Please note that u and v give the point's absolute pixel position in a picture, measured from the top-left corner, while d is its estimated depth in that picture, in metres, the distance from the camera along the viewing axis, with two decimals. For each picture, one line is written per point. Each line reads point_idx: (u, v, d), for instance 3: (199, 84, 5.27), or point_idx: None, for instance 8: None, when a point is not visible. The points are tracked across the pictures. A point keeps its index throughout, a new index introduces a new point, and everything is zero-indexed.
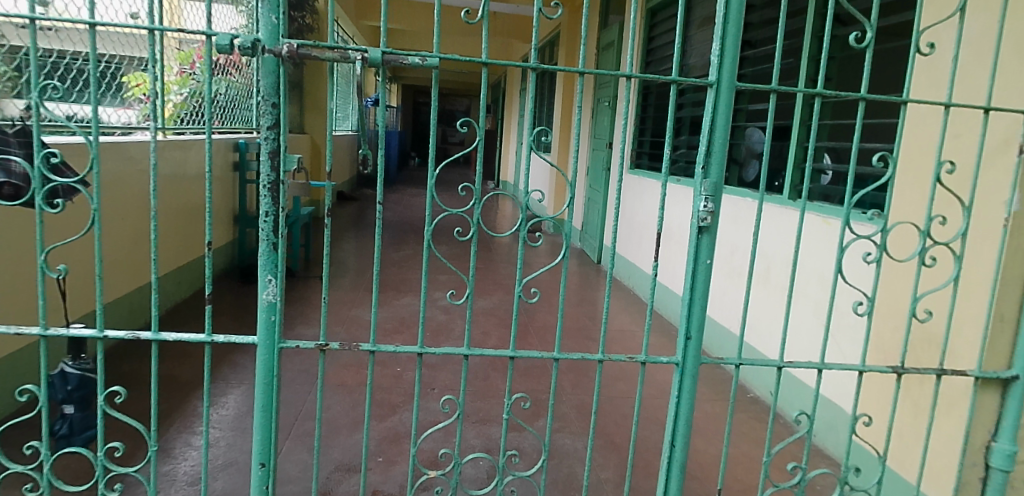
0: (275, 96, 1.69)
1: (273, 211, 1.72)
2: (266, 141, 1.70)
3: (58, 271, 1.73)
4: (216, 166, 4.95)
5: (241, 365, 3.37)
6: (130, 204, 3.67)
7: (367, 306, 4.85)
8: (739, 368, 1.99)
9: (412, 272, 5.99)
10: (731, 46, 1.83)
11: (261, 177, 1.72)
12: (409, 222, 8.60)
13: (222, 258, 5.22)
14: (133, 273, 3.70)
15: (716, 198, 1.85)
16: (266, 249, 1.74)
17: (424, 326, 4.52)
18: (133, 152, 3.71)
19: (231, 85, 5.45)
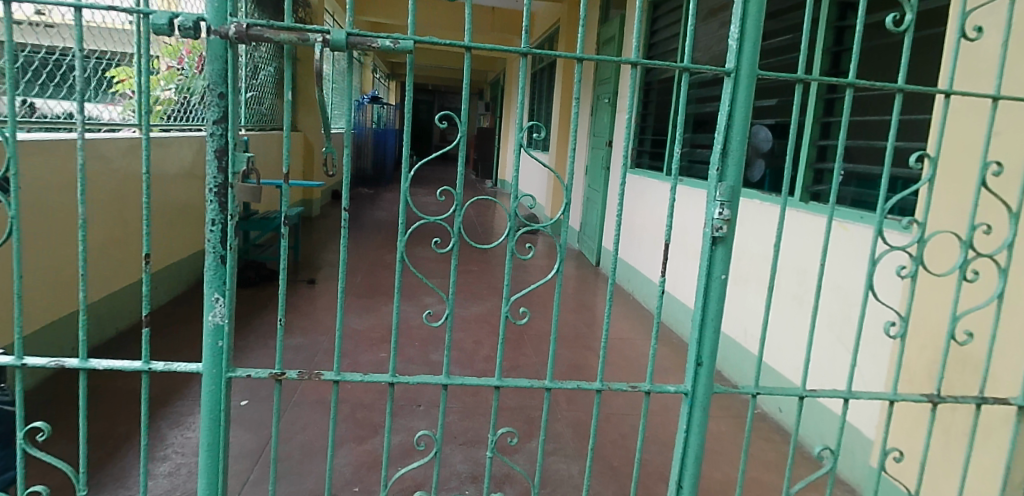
0: (220, 84, 1.44)
1: (220, 219, 1.47)
2: (211, 137, 1.45)
3: None
4: (198, 165, 4.70)
5: None
6: (108, 205, 3.44)
7: (354, 313, 4.60)
8: (756, 398, 1.75)
9: (402, 276, 5.75)
10: (753, 28, 1.58)
11: (206, 179, 1.47)
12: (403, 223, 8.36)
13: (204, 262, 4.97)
14: (109, 278, 3.45)
15: (733, 204, 1.61)
16: (212, 264, 1.48)
17: (411, 334, 4.27)
18: (107, 150, 3.41)
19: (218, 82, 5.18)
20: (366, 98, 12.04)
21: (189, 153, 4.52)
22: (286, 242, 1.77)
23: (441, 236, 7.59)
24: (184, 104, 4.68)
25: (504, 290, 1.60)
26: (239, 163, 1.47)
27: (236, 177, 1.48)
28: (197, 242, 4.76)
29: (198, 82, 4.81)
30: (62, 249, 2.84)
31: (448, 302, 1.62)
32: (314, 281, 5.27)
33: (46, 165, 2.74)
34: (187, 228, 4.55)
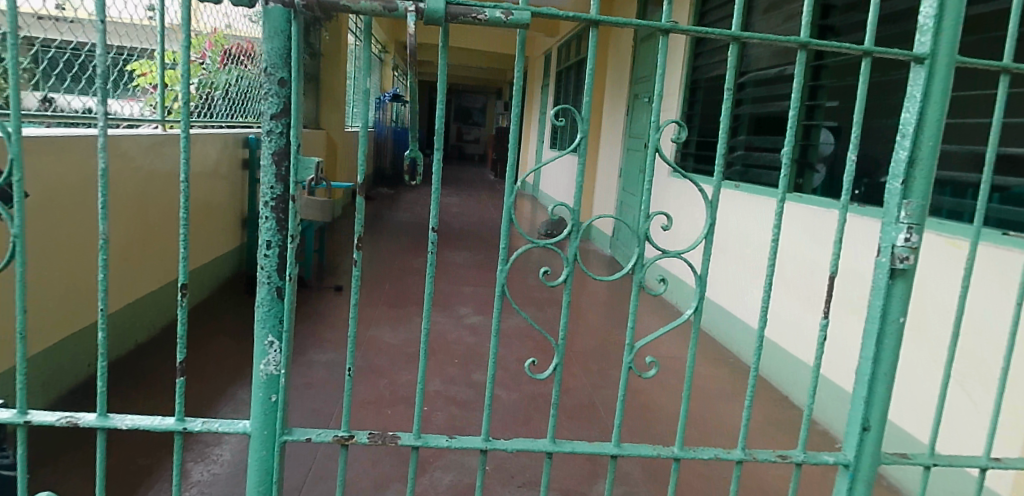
0: (280, 68, 1.13)
1: (278, 241, 1.17)
2: (267, 138, 1.15)
3: None
4: (224, 164, 4.40)
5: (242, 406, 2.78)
6: (132, 208, 3.16)
7: (386, 326, 4.22)
8: (929, 469, 1.42)
9: (432, 282, 5.41)
10: (954, 2, 1.24)
11: (261, 190, 1.16)
12: (427, 225, 8.04)
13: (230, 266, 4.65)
14: (129, 285, 3.14)
15: (922, 228, 1.27)
16: (266, 297, 1.17)
17: (450, 350, 3.88)
18: (128, 148, 3.12)
19: (244, 76, 4.80)
20: (387, 96, 11.71)
21: (213, 152, 4.19)
22: (357, 269, 1.42)
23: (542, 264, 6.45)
24: (208, 100, 4.31)
25: (630, 329, 1.27)
26: (305, 172, 1.17)
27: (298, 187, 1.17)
28: (223, 246, 4.44)
29: (222, 76, 4.42)
30: (66, 259, 2.48)
31: (558, 347, 1.28)
32: (342, 287, 4.91)
33: (48, 167, 2.37)
34: (210, 231, 4.20)
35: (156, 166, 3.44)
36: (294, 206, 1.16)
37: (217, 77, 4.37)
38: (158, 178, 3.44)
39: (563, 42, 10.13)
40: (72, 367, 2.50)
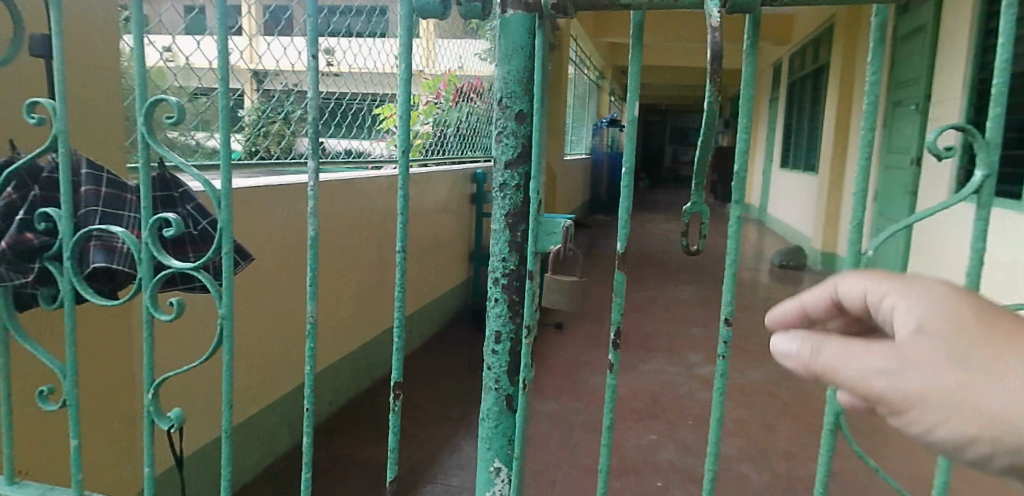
0: (518, 98, 0.89)
1: (510, 332, 0.91)
2: (500, 194, 0.90)
3: (170, 420, 1.02)
4: (453, 200, 4.43)
5: (466, 462, 2.57)
6: (374, 247, 3.20)
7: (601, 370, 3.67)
8: None
9: (657, 320, 4.89)
10: None
11: (490, 264, 0.92)
12: (649, 256, 7.54)
13: (456, 300, 4.64)
14: (370, 324, 3.19)
15: None
16: (493, 408, 0.93)
17: (681, 408, 3.20)
18: (371, 191, 3.15)
19: (474, 112, 4.83)
20: (604, 122, 11.50)
21: (443, 189, 4.20)
22: (614, 373, 0.94)
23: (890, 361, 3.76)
24: (440, 138, 4.36)
25: None
26: (550, 242, 0.87)
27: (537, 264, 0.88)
28: (450, 280, 4.43)
29: (455, 114, 4.47)
30: (286, 312, 2.43)
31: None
32: (563, 326, 4.45)
33: (278, 219, 2.33)
34: (438, 266, 4.17)
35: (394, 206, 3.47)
36: (530, 284, 0.87)
37: (449, 115, 4.43)
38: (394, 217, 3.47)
39: (796, 50, 9.02)
40: (282, 426, 2.42)
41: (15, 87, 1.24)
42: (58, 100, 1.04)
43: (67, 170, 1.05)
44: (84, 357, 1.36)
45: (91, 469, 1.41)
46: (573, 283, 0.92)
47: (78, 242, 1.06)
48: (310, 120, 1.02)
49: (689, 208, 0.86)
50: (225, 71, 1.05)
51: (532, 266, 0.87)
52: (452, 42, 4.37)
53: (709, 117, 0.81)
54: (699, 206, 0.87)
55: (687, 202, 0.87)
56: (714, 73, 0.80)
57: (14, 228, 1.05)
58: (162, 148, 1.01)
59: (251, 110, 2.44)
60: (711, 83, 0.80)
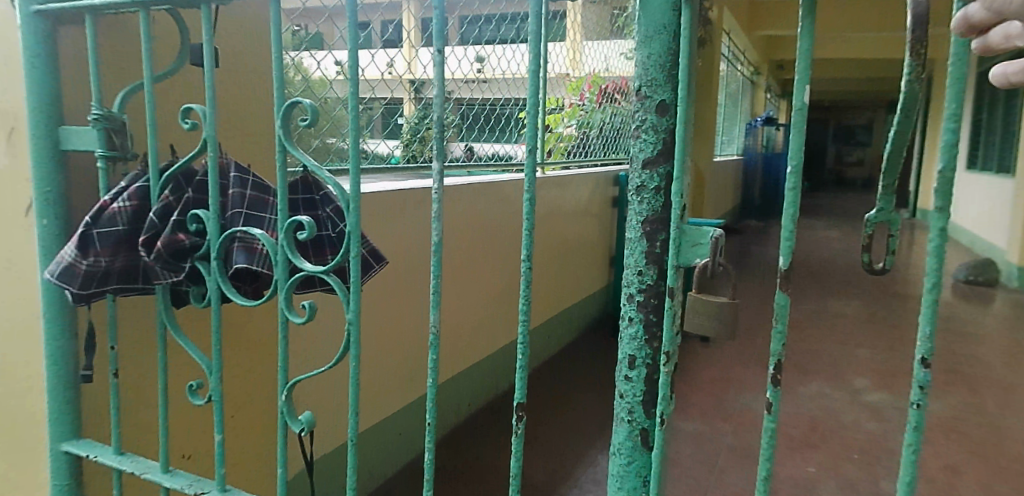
0: (660, 88, 0.78)
1: (645, 356, 0.81)
2: (636, 199, 0.80)
3: (301, 423, 1.02)
4: (594, 203, 4.32)
5: (602, 478, 2.45)
6: (511, 250, 3.18)
7: (750, 389, 3.37)
8: None
9: (816, 336, 4.45)
10: None
11: (624, 277, 0.82)
12: (808, 265, 6.93)
13: (595, 306, 4.52)
14: (505, 327, 3.17)
15: None
16: (625, 443, 0.83)
17: (844, 439, 2.85)
18: (510, 194, 3.13)
19: (618, 114, 4.69)
20: (759, 120, 10.77)
21: (584, 193, 4.11)
22: (772, 414, 0.80)
23: None
24: (583, 140, 4.26)
25: None
26: (695, 254, 0.75)
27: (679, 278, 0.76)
28: (588, 286, 4.33)
29: (598, 115, 4.36)
30: (418, 314, 2.45)
31: None
32: (708, 338, 4.17)
33: (415, 223, 2.36)
34: (576, 272, 4.08)
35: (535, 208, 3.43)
36: (671, 302, 0.77)
37: (593, 117, 4.32)
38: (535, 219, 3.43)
39: None
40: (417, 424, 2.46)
41: (178, 95, 1.33)
42: (208, 105, 1.08)
43: (214, 173, 1.10)
44: (230, 351, 1.44)
45: (235, 460, 1.48)
46: (724, 303, 0.78)
47: (223, 243, 1.10)
48: (437, 119, 0.97)
49: (873, 217, 0.70)
50: (356, 73, 1.03)
51: (675, 282, 0.76)
52: (598, 42, 4.28)
53: (908, 101, 0.66)
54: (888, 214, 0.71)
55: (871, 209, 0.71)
56: (916, 46, 0.65)
57: (168, 229, 1.11)
58: (298, 151, 1.02)
59: (409, 117, 2.52)
60: (911, 57, 0.66)
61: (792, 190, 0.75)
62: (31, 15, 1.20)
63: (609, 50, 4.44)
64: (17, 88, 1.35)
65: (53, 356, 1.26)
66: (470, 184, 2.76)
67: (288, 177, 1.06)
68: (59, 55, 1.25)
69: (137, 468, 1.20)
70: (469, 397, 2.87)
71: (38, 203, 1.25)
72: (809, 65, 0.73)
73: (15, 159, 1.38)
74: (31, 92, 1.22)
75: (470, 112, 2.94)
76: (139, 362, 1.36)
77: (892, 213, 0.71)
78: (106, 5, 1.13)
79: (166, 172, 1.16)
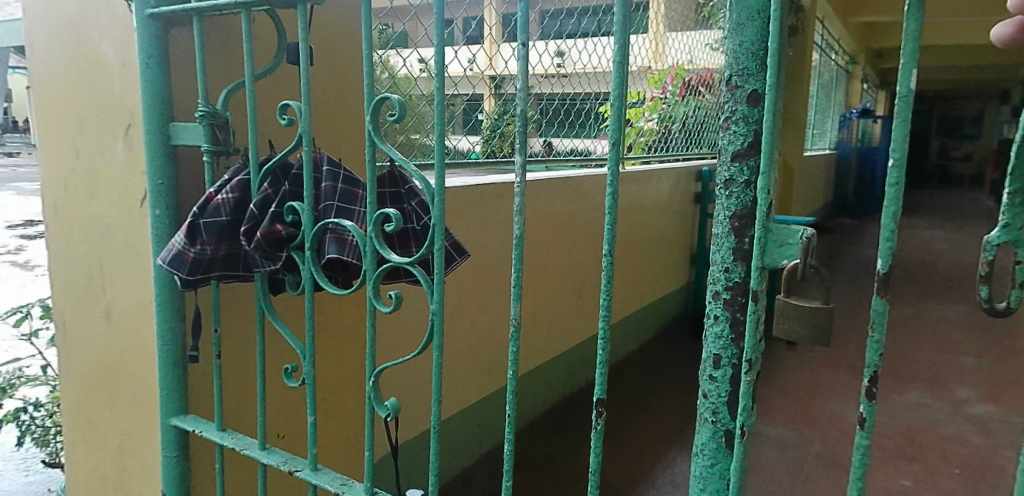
0: (753, 78, 0.75)
1: (731, 355, 0.79)
2: (723, 194, 0.78)
3: (387, 408, 1.06)
4: (676, 199, 4.22)
5: (681, 480, 2.41)
6: (591, 245, 3.15)
7: (839, 396, 3.21)
8: None
9: (915, 343, 4.18)
10: None
11: (710, 272, 0.81)
12: (907, 267, 6.51)
13: (675, 304, 4.43)
14: (584, 323, 3.15)
15: None
16: (708, 443, 0.81)
17: (945, 453, 2.67)
18: (589, 189, 3.10)
19: (702, 107, 4.56)
20: (855, 113, 10.18)
21: (666, 188, 4.02)
22: (864, 430, 0.76)
23: None
24: (665, 134, 4.18)
25: None
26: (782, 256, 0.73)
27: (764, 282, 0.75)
28: (669, 284, 4.25)
29: (681, 109, 4.24)
30: (497, 307, 2.48)
31: None
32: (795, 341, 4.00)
33: (495, 217, 2.38)
34: (656, 268, 4.02)
35: None
36: (753, 306, 0.75)
37: (676, 110, 4.21)
38: None
39: None
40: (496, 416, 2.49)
41: (275, 92, 1.40)
42: (304, 102, 1.13)
43: (309, 166, 1.15)
44: (322, 338, 1.50)
45: (326, 439, 1.56)
46: (818, 308, 0.74)
47: (316, 234, 1.16)
48: (520, 113, 0.97)
49: (995, 238, 0.66)
50: (442, 69, 1.05)
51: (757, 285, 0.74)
52: (682, 34, 4.17)
53: None
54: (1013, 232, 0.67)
55: (993, 229, 0.67)
56: None
57: (267, 220, 1.17)
58: (386, 146, 1.05)
59: (489, 113, 2.57)
60: None
61: (895, 185, 0.70)
62: (146, 18, 1.29)
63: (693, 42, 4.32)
64: (134, 88, 1.46)
65: (164, 336, 1.36)
66: (551, 180, 2.75)
67: (378, 172, 1.09)
68: (170, 55, 1.34)
69: (237, 443, 1.28)
70: (547, 392, 2.88)
71: (152, 194, 1.35)
72: (916, 50, 0.68)
73: (132, 154, 1.50)
74: (146, 90, 1.32)
75: (549, 108, 2.96)
76: (239, 344, 1.44)
77: (1019, 234, 0.66)
78: (212, 8, 1.19)
79: (265, 166, 1.23)
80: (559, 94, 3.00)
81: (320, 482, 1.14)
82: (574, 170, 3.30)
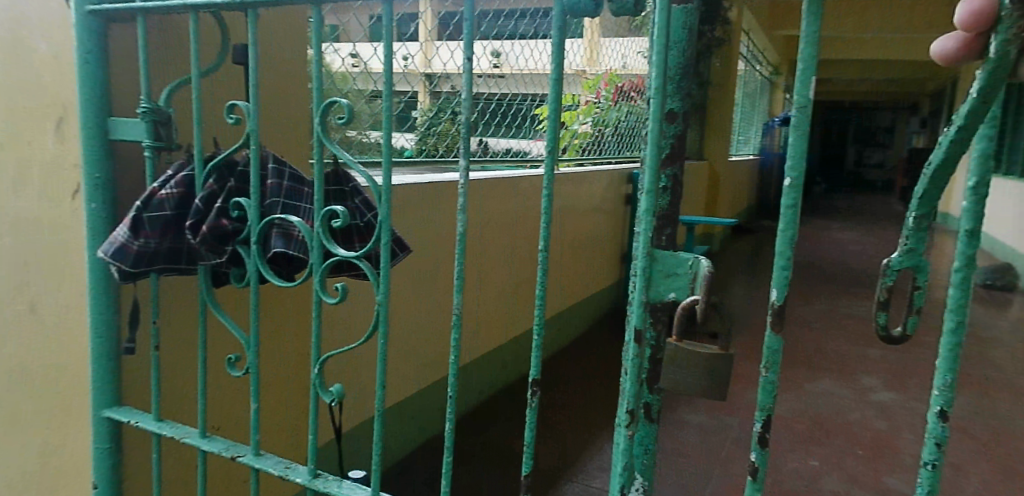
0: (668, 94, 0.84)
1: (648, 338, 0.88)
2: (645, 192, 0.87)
3: (331, 394, 1.11)
4: (608, 200, 4.38)
5: (609, 465, 2.53)
6: (527, 243, 3.25)
7: (758, 385, 3.42)
8: None
9: (826, 336, 4.48)
10: None
11: (631, 266, 0.89)
12: (820, 266, 6.95)
13: (606, 301, 4.59)
14: (519, 318, 3.24)
15: None
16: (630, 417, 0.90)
17: (848, 435, 2.91)
18: (525, 188, 3.19)
19: (633, 113, 4.74)
20: (776, 121, 10.72)
21: (598, 189, 4.17)
22: (756, 478, 0.88)
23: None
24: (597, 137, 4.33)
25: None
26: (665, 290, 0.86)
27: (646, 320, 0.87)
28: (601, 281, 4.41)
29: (613, 113, 4.42)
30: (435, 303, 2.53)
31: None
32: None
33: (434, 215, 2.44)
34: (589, 267, 4.17)
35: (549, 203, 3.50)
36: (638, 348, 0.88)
37: (608, 115, 4.38)
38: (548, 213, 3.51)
39: None
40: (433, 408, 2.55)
41: (221, 90, 1.42)
42: (251, 102, 1.17)
43: (257, 163, 1.19)
44: (265, 331, 1.53)
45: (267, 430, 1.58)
46: (711, 356, 0.84)
47: (264, 230, 1.19)
48: (463, 121, 1.05)
49: (896, 262, 0.74)
50: (390, 74, 1.10)
51: (638, 323, 0.86)
52: (615, 41, 4.34)
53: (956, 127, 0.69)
54: (914, 257, 0.74)
55: (895, 252, 0.75)
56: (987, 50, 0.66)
57: (213, 215, 1.20)
58: (334, 146, 1.10)
59: (425, 112, 2.61)
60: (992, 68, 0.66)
61: (791, 206, 0.83)
62: (86, 14, 1.30)
63: (626, 48, 4.49)
64: (68, 80, 1.44)
65: (99, 328, 1.35)
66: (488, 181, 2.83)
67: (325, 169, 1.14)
68: (110, 51, 1.34)
69: (177, 433, 1.29)
70: (483, 385, 2.95)
71: (88, 188, 1.35)
72: (811, 61, 0.79)
73: (64, 146, 1.48)
74: (84, 85, 1.32)
75: (488, 109, 3.06)
76: (179, 337, 1.45)
77: (917, 259, 0.74)
78: (157, 8, 1.21)
79: (210, 162, 1.25)
80: (497, 96, 3.09)
81: (264, 467, 1.18)
82: (509, 170, 3.40)
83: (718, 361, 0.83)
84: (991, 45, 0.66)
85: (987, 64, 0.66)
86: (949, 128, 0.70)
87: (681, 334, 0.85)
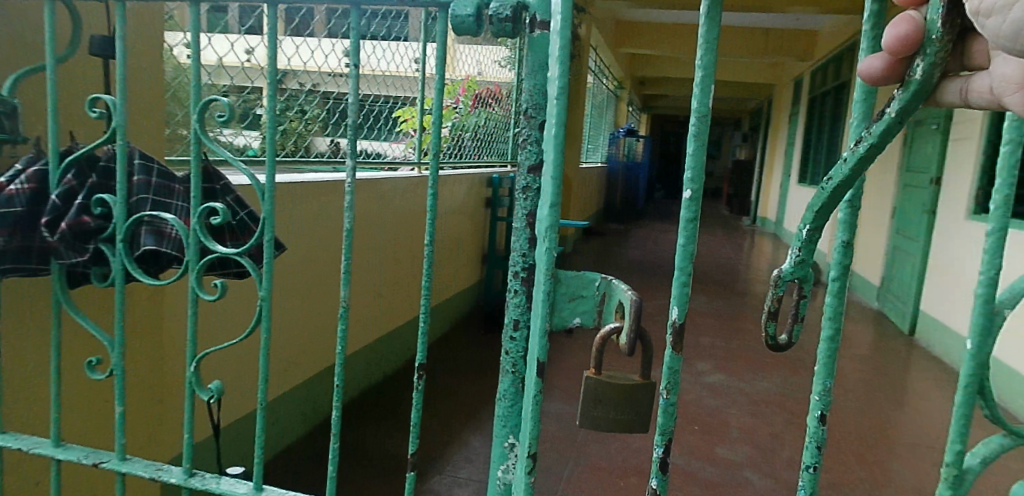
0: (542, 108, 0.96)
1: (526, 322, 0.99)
2: (523, 193, 0.97)
3: (210, 391, 1.11)
4: (469, 203, 4.51)
5: (474, 456, 2.64)
6: (391, 245, 3.28)
7: None
8: None
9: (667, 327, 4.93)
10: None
11: (511, 258, 1.00)
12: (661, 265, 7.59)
13: (468, 301, 4.72)
14: (385, 319, 3.26)
15: None
16: (509, 389, 1.01)
17: (686, 413, 3.25)
18: (388, 190, 3.22)
19: (490, 119, 4.92)
20: (621, 131, 11.51)
21: (459, 192, 4.29)
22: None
23: (908, 449, 2.97)
24: (457, 141, 4.45)
25: None
26: (570, 315, 0.95)
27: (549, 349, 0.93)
28: (463, 281, 4.53)
29: (472, 118, 4.56)
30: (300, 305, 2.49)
31: None
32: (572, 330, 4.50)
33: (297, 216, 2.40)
34: (452, 268, 4.27)
35: (411, 205, 3.55)
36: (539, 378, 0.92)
37: (468, 120, 4.53)
38: (411, 214, 3.56)
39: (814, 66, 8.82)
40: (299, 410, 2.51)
41: (77, 83, 1.34)
42: (119, 96, 1.13)
43: (123, 160, 1.14)
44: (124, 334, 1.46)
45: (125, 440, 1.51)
46: (627, 384, 0.89)
47: (130, 226, 1.14)
48: (351, 124, 1.13)
49: (786, 273, 0.78)
50: (274, 72, 1.13)
51: (540, 353, 0.92)
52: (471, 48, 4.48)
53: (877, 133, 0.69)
54: (802, 266, 0.79)
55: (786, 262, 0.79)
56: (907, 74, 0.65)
57: (74, 210, 1.14)
58: (212, 144, 1.09)
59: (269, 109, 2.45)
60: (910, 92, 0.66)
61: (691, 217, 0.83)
62: None
63: (481, 56, 4.64)
64: None
65: None
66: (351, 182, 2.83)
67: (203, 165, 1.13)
68: None
69: (27, 444, 1.21)
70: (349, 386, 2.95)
71: None
72: (710, 64, 0.80)
73: None
74: None
75: None
76: (24, 344, 1.35)
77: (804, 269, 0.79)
78: None
79: (67, 157, 1.19)
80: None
81: (133, 470, 1.15)
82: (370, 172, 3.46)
83: (639, 389, 0.89)
84: (916, 68, 0.64)
85: (911, 88, 0.65)
86: (859, 145, 0.71)
87: (599, 367, 0.91)
